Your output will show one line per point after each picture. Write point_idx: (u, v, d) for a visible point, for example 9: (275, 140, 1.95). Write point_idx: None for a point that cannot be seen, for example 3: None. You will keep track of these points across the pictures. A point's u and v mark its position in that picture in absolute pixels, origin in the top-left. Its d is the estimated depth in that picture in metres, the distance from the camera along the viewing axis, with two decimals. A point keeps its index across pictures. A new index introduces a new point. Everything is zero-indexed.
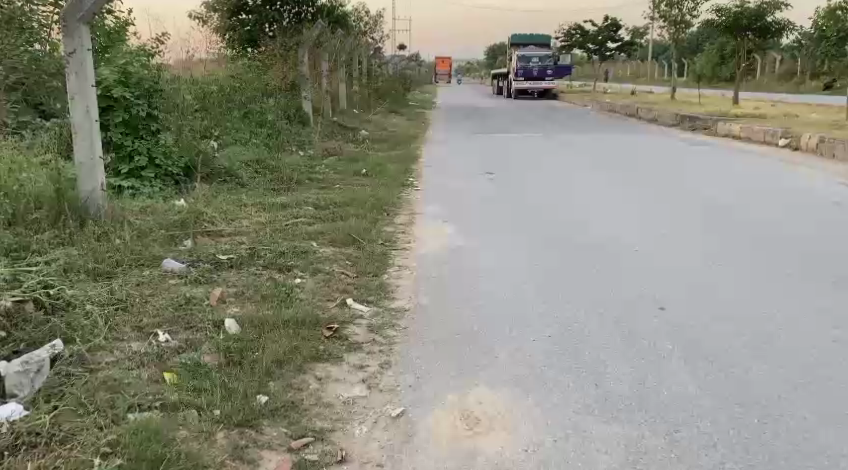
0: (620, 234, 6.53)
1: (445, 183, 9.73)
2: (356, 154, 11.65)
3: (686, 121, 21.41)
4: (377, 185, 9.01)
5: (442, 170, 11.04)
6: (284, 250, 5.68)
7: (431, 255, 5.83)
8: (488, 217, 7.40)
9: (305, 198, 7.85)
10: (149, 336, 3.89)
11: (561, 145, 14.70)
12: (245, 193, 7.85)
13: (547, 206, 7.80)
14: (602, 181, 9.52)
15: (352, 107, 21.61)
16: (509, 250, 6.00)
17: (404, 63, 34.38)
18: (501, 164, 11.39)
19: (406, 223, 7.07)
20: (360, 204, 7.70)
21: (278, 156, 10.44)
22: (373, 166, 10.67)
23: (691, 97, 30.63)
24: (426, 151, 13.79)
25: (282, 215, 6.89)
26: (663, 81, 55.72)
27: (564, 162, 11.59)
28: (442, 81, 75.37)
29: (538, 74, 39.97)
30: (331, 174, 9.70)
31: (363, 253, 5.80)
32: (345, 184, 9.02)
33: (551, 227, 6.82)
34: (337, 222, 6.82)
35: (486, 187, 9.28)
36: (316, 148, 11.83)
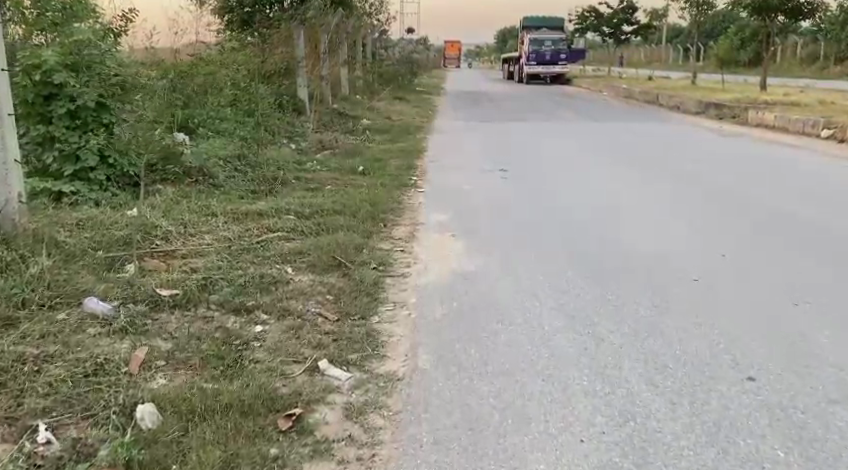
0: (665, 253, 5.33)
1: (452, 182, 8.54)
2: (354, 148, 10.44)
3: (711, 109, 20.04)
4: (375, 187, 7.77)
5: (449, 165, 9.85)
6: (248, 281, 4.46)
7: (433, 284, 4.62)
8: (505, 228, 6.17)
9: (289, 205, 6.63)
10: (22, 435, 2.69)
11: (579, 137, 13.46)
12: (217, 199, 6.65)
13: (573, 214, 6.58)
14: (632, 181, 8.31)
15: (355, 93, 20.35)
16: (534, 277, 4.77)
17: (412, 47, 33.06)
18: (515, 159, 10.17)
19: (405, 237, 5.85)
20: (352, 213, 6.47)
21: (264, 151, 9.24)
22: (373, 162, 9.45)
23: (711, 82, 29.21)
24: (433, 143, 12.54)
25: (256, 229, 5.67)
26: (679, 66, 54.03)
27: (585, 158, 10.36)
28: (451, 65, 73.90)
29: (551, 58, 38.50)
30: (323, 173, 8.46)
31: (349, 284, 4.57)
32: (338, 185, 7.79)
33: (580, 242, 5.61)
34: (321, 238, 5.59)
35: (501, 188, 8.05)
36: (309, 141, 10.62)
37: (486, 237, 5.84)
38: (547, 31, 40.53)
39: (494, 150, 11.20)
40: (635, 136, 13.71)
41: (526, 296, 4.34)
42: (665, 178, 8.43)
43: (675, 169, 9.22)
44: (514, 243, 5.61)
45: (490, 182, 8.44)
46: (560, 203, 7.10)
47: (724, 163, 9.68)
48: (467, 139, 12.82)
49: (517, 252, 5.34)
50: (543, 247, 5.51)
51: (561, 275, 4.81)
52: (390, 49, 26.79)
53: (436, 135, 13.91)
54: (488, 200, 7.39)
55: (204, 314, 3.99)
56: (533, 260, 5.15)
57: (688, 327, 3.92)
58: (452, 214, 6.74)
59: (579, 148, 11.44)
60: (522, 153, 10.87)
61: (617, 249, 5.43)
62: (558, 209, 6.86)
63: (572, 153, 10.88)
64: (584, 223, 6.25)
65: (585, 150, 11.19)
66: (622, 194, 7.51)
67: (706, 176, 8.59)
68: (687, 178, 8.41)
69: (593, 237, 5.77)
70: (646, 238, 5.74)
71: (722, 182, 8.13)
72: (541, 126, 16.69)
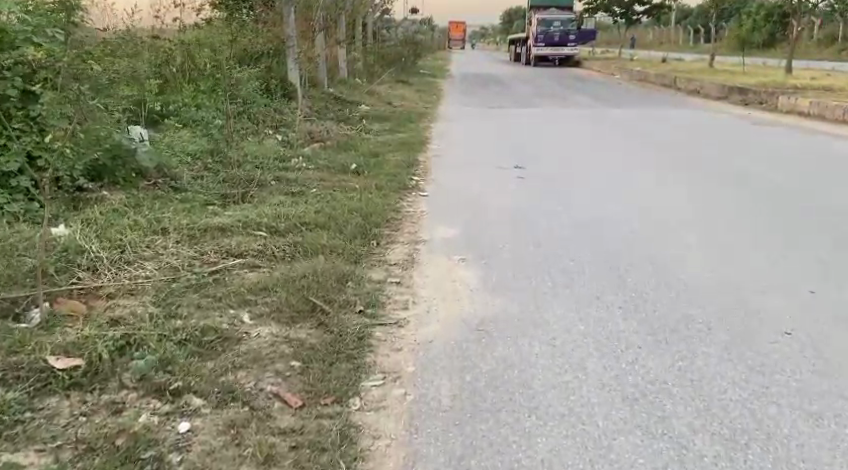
0: (739, 289, 4.16)
1: (459, 181, 7.41)
2: (347, 139, 9.27)
3: (735, 94, 18.77)
4: (369, 191, 6.58)
5: (456, 160, 8.73)
6: (186, 339, 3.28)
7: (439, 339, 3.46)
8: (528, 247, 4.98)
9: (261, 216, 5.45)
10: None
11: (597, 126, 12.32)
12: (175, 209, 5.48)
13: (607, 230, 5.43)
14: (669, 183, 7.18)
15: (353, 76, 19.14)
16: (573, 329, 3.58)
17: (415, 27, 31.76)
18: (530, 153, 9.01)
19: (402, 262, 4.65)
20: (338, 227, 5.29)
21: (245, 145, 8.07)
22: (369, 157, 8.26)
23: (729, 65, 27.88)
24: (437, 133, 11.33)
25: (212, 253, 4.49)
26: (691, 48, 52.49)
27: (609, 152, 9.20)
28: (455, 46, 72.40)
29: (560, 39, 37.10)
30: (310, 170, 7.27)
31: (323, 342, 3.37)
32: (325, 188, 6.60)
33: (626, 273, 4.43)
34: (295, 266, 4.41)
35: (519, 191, 6.86)
36: (298, 131, 9.45)
37: (504, 260, 4.68)
38: (555, 11, 39.07)
39: (505, 141, 10.06)
40: (656, 125, 12.56)
41: (565, 366, 3.17)
42: (706, 179, 7.30)
43: (716, 167, 8.07)
44: (540, 271, 4.45)
45: (504, 183, 7.30)
46: (590, 212, 5.97)
47: (767, 160, 8.54)
48: (475, 129, 11.65)
49: (545, 287, 4.18)
50: (576, 277, 4.36)
51: (606, 327, 3.64)
52: (392, 30, 25.50)
53: (441, 124, 12.76)
54: (503, 205, 6.26)
55: (113, 397, 2.81)
56: (567, 300, 3.99)
57: (803, 423, 2.75)
58: (460, 226, 5.59)
59: (601, 140, 10.28)
60: (536, 145, 9.71)
61: (674, 283, 4.27)
62: (587, 220, 5.73)
63: (592, 145, 9.74)
64: (623, 243, 5.10)
65: (608, 143, 10.04)
66: (661, 201, 6.36)
67: (754, 176, 7.45)
68: (731, 179, 7.28)
69: (638, 263, 4.64)
70: (705, 264, 4.61)
71: (776, 185, 6.98)
72: (552, 112, 15.54)
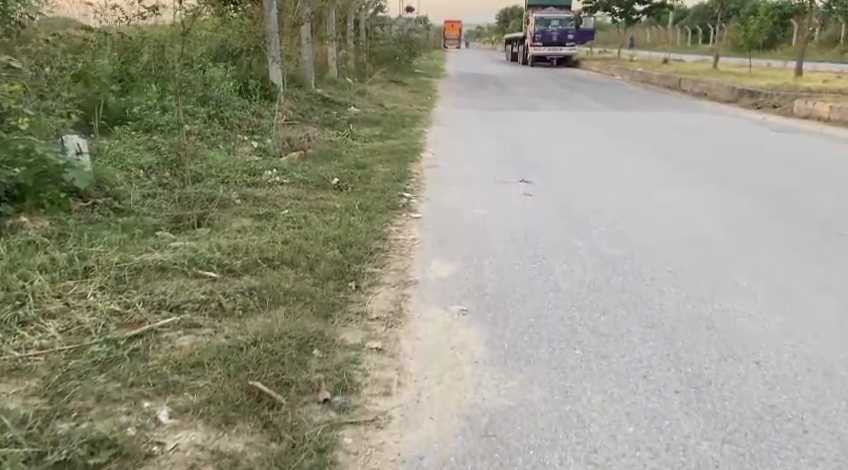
0: (828, 365, 3.17)
1: (458, 199, 6.42)
2: (330, 147, 8.28)
3: (746, 97, 17.86)
4: (352, 213, 5.57)
5: (455, 172, 7.73)
6: (65, 462, 2.28)
7: (432, 452, 2.45)
8: (544, 293, 3.98)
9: (215, 247, 4.43)
10: None
11: (606, 131, 11.35)
12: (108, 238, 4.47)
13: (641, 270, 4.43)
14: (702, 203, 6.18)
15: (343, 75, 18.13)
16: (620, 436, 2.58)
17: (410, 25, 30.76)
18: (538, 165, 8.02)
19: (386, 317, 3.63)
20: (308, 263, 4.27)
21: (212, 156, 7.07)
22: (354, 169, 7.26)
23: (735, 67, 27.00)
24: (433, 139, 10.34)
25: (139, 306, 3.48)
26: (692, 48, 51.56)
27: (626, 163, 8.21)
28: (451, 45, 71.55)
29: (559, 39, 36.11)
30: (283, 185, 6.27)
31: (266, 457, 2.36)
32: (299, 209, 5.59)
33: (674, 337, 3.44)
34: (245, 326, 3.39)
35: (527, 213, 5.87)
36: (276, 137, 8.45)
37: (517, 316, 3.66)
38: (554, 10, 38.05)
39: (508, 150, 9.09)
40: (670, 131, 11.57)
41: None
42: (743, 197, 6.33)
43: (751, 182, 7.09)
44: (567, 333, 3.44)
45: (510, 201, 6.30)
46: (615, 242, 4.99)
47: (807, 172, 7.56)
48: (475, 135, 10.66)
49: (574, 359, 3.17)
50: (612, 344, 3.35)
51: (663, 429, 2.63)
52: (385, 27, 24.47)
53: (438, 129, 11.76)
54: (511, 231, 5.25)
55: None
56: (604, 381, 2.98)
57: None
58: (462, 260, 4.57)
59: (614, 149, 9.29)
60: (543, 154, 8.71)
61: (740, 353, 3.28)
62: (614, 255, 4.74)
63: (606, 155, 8.75)
64: (664, 290, 4.09)
65: (623, 152, 9.05)
66: (697, 229, 5.38)
67: (799, 194, 6.47)
68: (772, 198, 6.31)
69: (690, 321, 3.63)
70: (774, 323, 3.63)
71: (828, 206, 6.00)
72: (555, 116, 14.56)
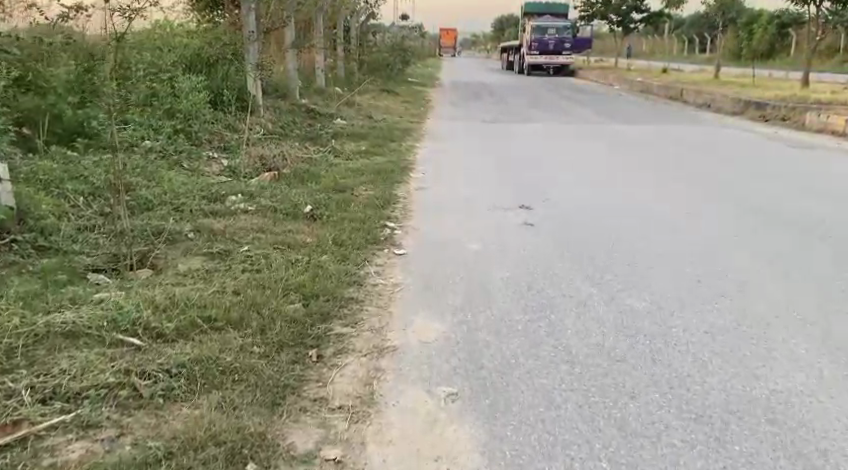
0: None
1: (448, 229, 5.61)
2: (307, 167, 7.48)
3: (752, 108, 17.15)
4: (323, 250, 4.75)
5: (446, 196, 6.92)
6: None
7: None
8: (554, 367, 3.16)
9: (147, 301, 3.62)
10: None
11: (611, 148, 10.58)
12: (16, 287, 3.66)
13: (670, 331, 3.63)
14: (729, 236, 5.38)
15: (331, 84, 17.33)
16: None
17: (403, 33, 30.03)
18: (539, 188, 7.22)
19: (352, 404, 2.82)
20: (260, 323, 3.47)
21: (171, 178, 6.28)
22: (332, 193, 6.47)
23: (737, 78, 26.37)
24: (424, 156, 9.55)
25: (24, 395, 2.68)
26: (688, 58, 50.97)
27: (637, 187, 7.42)
28: (446, 54, 71.05)
29: (555, 48, 35.44)
30: (246, 214, 5.45)
31: None
32: (262, 245, 4.78)
33: (730, 439, 2.63)
34: (162, 425, 2.58)
35: (529, 248, 5.05)
36: (247, 156, 7.65)
37: (520, 401, 2.85)
38: (550, 18, 37.40)
39: (506, 170, 8.29)
40: (679, 148, 10.80)
41: None
42: (776, 229, 5.54)
43: (781, 210, 6.31)
44: (587, 431, 2.64)
45: (508, 233, 5.49)
46: (635, 290, 4.19)
47: (840, 198, 6.80)
48: (469, 151, 9.88)
49: None
50: (648, 450, 2.55)
51: None
52: (377, 35, 23.74)
53: (430, 143, 10.98)
54: (511, 274, 4.44)
55: None
56: None
57: None
58: (451, 314, 3.76)
59: (621, 169, 8.50)
60: (544, 175, 7.92)
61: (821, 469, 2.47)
62: (636, 307, 3.94)
63: (613, 177, 7.95)
64: (701, 361, 3.29)
65: (631, 173, 8.26)
66: (731, 269, 4.58)
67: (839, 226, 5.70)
68: (810, 231, 5.52)
69: (745, 411, 2.83)
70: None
71: None
72: (555, 129, 13.79)
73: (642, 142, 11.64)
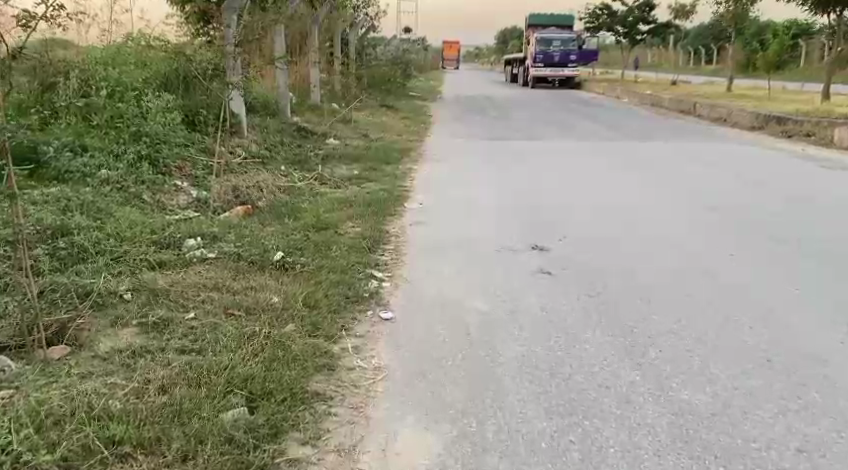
0: None
1: (448, 277, 4.62)
2: (286, 198, 6.53)
3: (773, 123, 16.21)
4: (289, 316, 3.77)
5: (447, 233, 5.94)
6: None
7: None
8: None
9: (32, 408, 2.64)
10: None
11: (628, 170, 9.61)
12: None
13: (749, 448, 2.64)
14: (792, 289, 4.40)
15: (326, 99, 16.42)
16: None
17: (404, 46, 29.18)
18: (554, 222, 6.26)
19: None
20: (182, 446, 2.49)
21: (122, 215, 5.33)
22: (311, 232, 5.50)
23: (751, 90, 25.48)
24: (422, 182, 8.63)
25: None
26: (696, 69, 50.08)
27: (666, 219, 6.44)
28: (449, 67, 70.39)
29: (560, 60, 34.59)
30: (202, 266, 4.47)
31: None
32: (212, 309, 3.81)
33: None
34: None
35: (547, 307, 4.08)
36: (219, 187, 6.69)
37: None
38: (555, 30, 36.55)
39: (514, 200, 7.32)
40: (705, 169, 9.83)
41: None
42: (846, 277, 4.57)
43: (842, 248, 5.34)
44: None
45: (523, 286, 4.50)
46: (691, 376, 3.21)
47: None
48: (473, 176, 8.96)
49: None
50: None
51: None
52: (376, 48, 22.86)
53: (431, 166, 10.02)
54: (529, 350, 3.45)
55: None
56: None
57: None
58: (447, 422, 2.79)
59: (645, 196, 7.52)
60: (559, 207, 6.93)
61: None
62: (696, 404, 2.97)
63: (638, 207, 6.97)
64: None
65: (657, 201, 7.28)
66: (805, 338, 3.60)
67: None
68: None
69: None
70: None
71: None
72: (566, 148, 12.83)
73: (661, 163, 10.67)
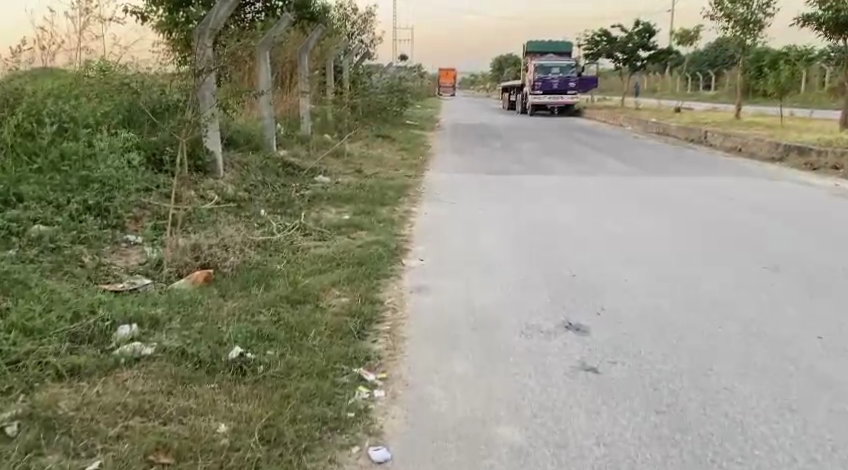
0: None
1: (462, 381, 3.50)
2: (257, 257, 5.40)
3: (794, 154, 15.19)
4: (239, 464, 2.62)
5: (456, 301, 4.79)
6: None
7: None
8: None
9: None
10: None
11: (653, 208, 8.50)
12: None
13: None
14: None
15: (317, 130, 15.35)
16: None
17: (400, 73, 28.20)
18: (584, 287, 5.15)
19: None
20: None
21: (40, 292, 4.16)
22: (285, 309, 4.35)
23: (759, 117, 24.58)
24: (421, 227, 7.53)
25: None
26: (695, 95, 49.29)
27: (720, 284, 5.32)
28: (445, 94, 69.74)
29: (559, 87, 33.69)
30: (129, 372, 3.32)
31: None
32: (127, 456, 2.65)
33: None
34: None
35: (603, 438, 2.95)
36: (179, 243, 5.55)
37: None
38: (553, 57, 35.70)
39: (533, 253, 6.19)
40: (739, 205, 8.73)
41: None
42: None
43: None
44: None
45: (563, 394, 3.37)
46: None
47: None
48: (480, 220, 7.86)
49: None
50: None
51: None
52: (370, 76, 21.84)
53: (432, 207, 8.90)
54: None
55: None
56: None
57: None
58: None
59: (685, 247, 6.40)
60: (587, 263, 5.81)
61: None
62: None
63: (681, 264, 5.85)
64: None
65: (702, 255, 6.16)
66: None
67: None
68: None
69: None
70: None
71: None
72: (578, 182, 11.74)
73: (686, 197, 9.56)
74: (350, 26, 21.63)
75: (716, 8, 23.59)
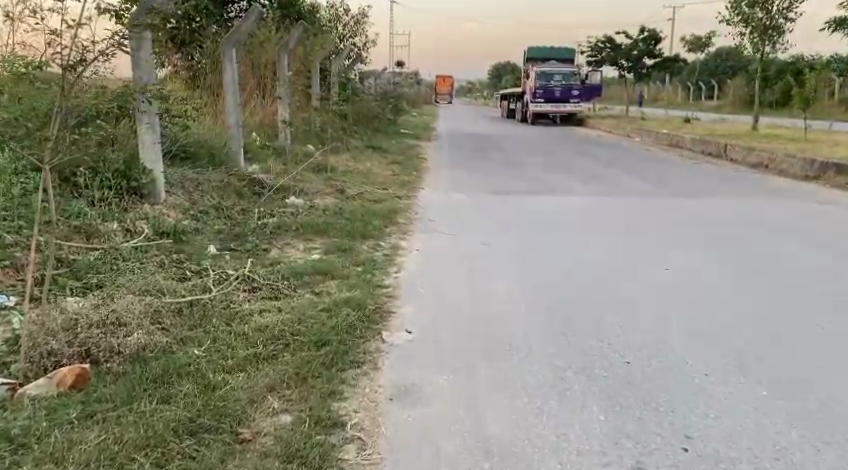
0: None
1: None
2: (162, 338, 3.68)
3: (833, 172, 13.48)
4: None
5: (461, 422, 3.10)
6: None
7: None
8: None
9: None
10: None
11: (697, 241, 6.83)
12: None
13: None
14: None
15: (298, 140, 13.66)
16: None
17: (395, 77, 26.51)
18: (648, 390, 3.47)
19: None
20: None
21: None
22: (179, 455, 2.66)
23: (777, 130, 22.91)
24: (411, 269, 5.83)
25: None
26: (699, 105, 47.59)
27: (839, 376, 3.64)
28: (442, 101, 68.10)
29: (561, 95, 32.04)
30: None
31: None
32: None
33: None
34: None
35: None
36: (55, 310, 3.83)
37: None
38: (556, 63, 34.05)
39: (564, 319, 4.49)
40: (802, 239, 7.03)
41: None
42: None
43: None
44: None
45: None
46: None
47: None
48: (486, 259, 6.16)
49: None
50: None
51: None
52: (361, 80, 20.13)
53: (426, 237, 7.21)
54: None
55: None
56: None
57: None
58: None
59: (766, 307, 4.71)
60: (642, 343, 4.12)
61: None
62: None
63: (771, 339, 4.17)
64: None
65: (790, 319, 4.48)
66: None
67: None
68: None
69: None
70: None
71: None
72: (595, 204, 10.05)
73: (728, 224, 7.88)
74: (340, 28, 19.93)
75: (732, 12, 21.90)
